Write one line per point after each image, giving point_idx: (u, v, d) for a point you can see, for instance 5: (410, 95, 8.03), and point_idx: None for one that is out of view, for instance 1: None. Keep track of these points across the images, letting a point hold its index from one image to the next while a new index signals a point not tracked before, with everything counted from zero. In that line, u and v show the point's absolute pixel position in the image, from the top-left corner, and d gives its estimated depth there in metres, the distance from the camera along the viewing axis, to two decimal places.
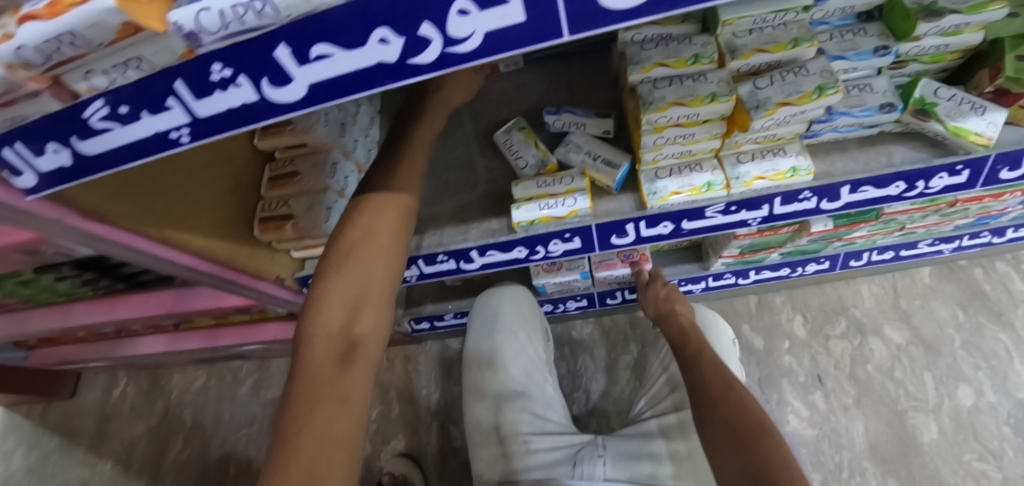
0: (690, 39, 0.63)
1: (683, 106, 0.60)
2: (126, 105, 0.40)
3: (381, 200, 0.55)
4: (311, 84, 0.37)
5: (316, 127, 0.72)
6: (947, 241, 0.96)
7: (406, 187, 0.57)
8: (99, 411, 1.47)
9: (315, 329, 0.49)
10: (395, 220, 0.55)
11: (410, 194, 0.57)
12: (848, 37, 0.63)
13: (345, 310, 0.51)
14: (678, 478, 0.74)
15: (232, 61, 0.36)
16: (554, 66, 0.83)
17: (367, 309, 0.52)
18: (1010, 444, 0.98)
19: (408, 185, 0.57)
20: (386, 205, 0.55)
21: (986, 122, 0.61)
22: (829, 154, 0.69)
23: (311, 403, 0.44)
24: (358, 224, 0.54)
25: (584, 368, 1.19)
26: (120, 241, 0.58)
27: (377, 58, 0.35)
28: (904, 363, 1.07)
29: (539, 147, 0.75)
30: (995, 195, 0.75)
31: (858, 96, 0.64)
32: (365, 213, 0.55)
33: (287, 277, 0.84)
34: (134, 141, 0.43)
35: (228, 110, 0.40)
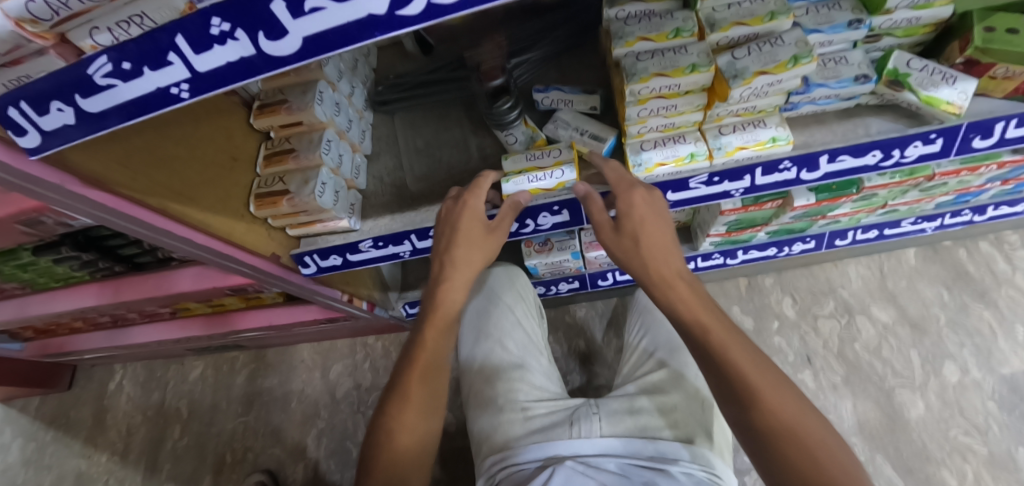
0: (672, 15, 0.66)
1: (664, 77, 0.62)
2: (128, 61, 0.42)
3: (415, 383, 0.65)
4: (305, 38, 0.39)
5: (310, 105, 0.74)
6: (929, 220, 0.98)
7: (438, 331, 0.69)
8: (96, 402, 1.47)
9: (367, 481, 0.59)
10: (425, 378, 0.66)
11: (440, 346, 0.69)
12: (824, 11, 0.65)
13: (389, 464, 0.60)
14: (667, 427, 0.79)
15: (231, 15, 0.38)
16: (551, 63, 0.84)
17: (405, 464, 0.61)
18: (994, 419, 1.00)
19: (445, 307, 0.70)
20: (419, 383, 0.65)
21: (956, 91, 0.63)
22: (807, 127, 0.72)
23: None
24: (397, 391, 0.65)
25: (577, 351, 1.21)
26: (121, 210, 0.60)
27: (366, 11, 0.37)
28: (891, 343, 1.09)
29: (528, 124, 0.78)
30: (971, 168, 0.77)
31: (834, 68, 0.66)
32: (399, 398, 0.64)
33: (283, 255, 0.84)
34: (136, 98, 0.44)
35: (226, 65, 0.42)
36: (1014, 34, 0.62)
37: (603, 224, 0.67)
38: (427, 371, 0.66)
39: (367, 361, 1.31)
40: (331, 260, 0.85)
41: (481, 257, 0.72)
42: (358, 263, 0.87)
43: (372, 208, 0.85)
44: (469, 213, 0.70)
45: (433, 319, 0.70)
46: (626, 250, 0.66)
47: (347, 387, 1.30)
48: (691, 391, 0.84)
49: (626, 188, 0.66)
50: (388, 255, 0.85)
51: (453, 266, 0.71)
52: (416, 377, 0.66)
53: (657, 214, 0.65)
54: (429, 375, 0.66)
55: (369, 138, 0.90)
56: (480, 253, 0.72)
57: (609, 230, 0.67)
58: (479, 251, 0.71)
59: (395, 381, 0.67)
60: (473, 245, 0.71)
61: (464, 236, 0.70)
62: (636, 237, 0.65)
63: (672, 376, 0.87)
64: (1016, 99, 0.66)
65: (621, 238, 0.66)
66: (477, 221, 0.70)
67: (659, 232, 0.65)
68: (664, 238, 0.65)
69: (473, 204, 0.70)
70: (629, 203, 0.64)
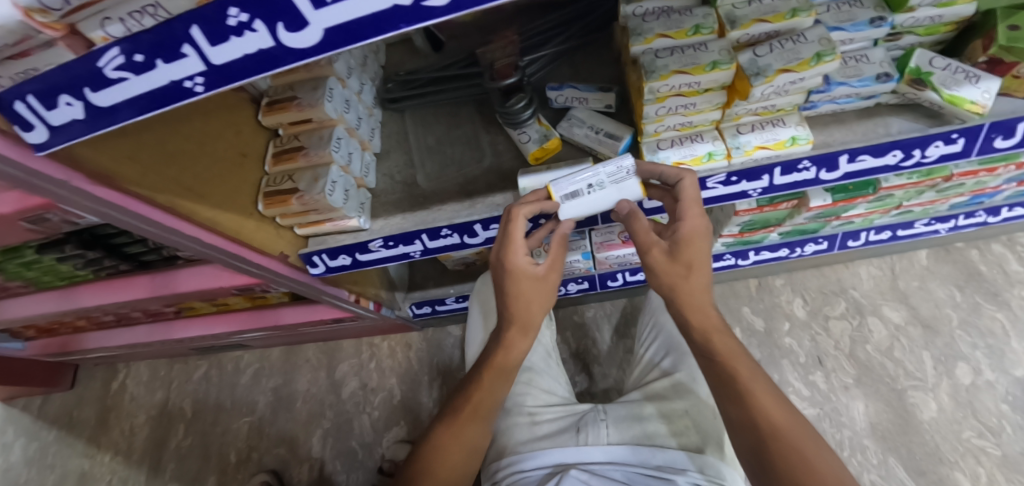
0: (691, 11, 0.65)
1: (685, 74, 0.61)
2: (141, 54, 0.40)
3: (474, 401, 0.69)
4: (326, 29, 0.38)
5: (321, 101, 0.73)
6: (943, 221, 0.97)
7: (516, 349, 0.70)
8: (99, 401, 1.46)
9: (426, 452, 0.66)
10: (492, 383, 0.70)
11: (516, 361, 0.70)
12: (846, 9, 0.65)
13: (447, 441, 0.66)
14: (677, 435, 0.76)
15: (249, 6, 0.37)
16: (564, 64, 0.83)
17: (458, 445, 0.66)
18: (1008, 421, 0.99)
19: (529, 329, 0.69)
20: (473, 405, 0.69)
21: (981, 90, 0.63)
22: (827, 126, 0.70)
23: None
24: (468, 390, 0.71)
25: (585, 353, 1.19)
26: (127, 207, 0.58)
27: (391, 1, 0.36)
28: (902, 343, 1.08)
29: (542, 123, 0.77)
30: (990, 169, 0.76)
31: (855, 67, 0.65)
32: (449, 420, 0.68)
33: (291, 254, 0.82)
34: (148, 92, 0.43)
35: (242, 58, 0.40)
36: None
37: (652, 245, 0.61)
38: (485, 389, 0.69)
39: (372, 361, 1.30)
40: (340, 259, 0.84)
41: (537, 312, 0.67)
42: (368, 263, 0.85)
43: (381, 207, 0.83)
44: (518, 271, 0.65)
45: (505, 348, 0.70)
46: (680, 278, 0.59)
47: (353, 388, 1.28)
48: (703, 399, 0.81)
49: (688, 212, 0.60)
50: (398, 255, 0.84)
51: (511, 324, 0.68)
52: (468, 407, 0.69)
53: (706, 239, 0.60)
54: (480, 406, 0.69)
55: (379, 136, 0.88)
56: (537, 306, 0.67)
57: (663, 254, 0.60)
58: (535, 307, 0.67)
59: (450, 406, 0.71)
60: (526, 301, 0.66)
61: (520, 294, 0.66)
62: (686, 264, 0.59)
63: (685, 380, 0.84)
64: None
65: (672, 263, 0.59)
66: (529, 277, 0.65)
67: (705, 261, 0.60)
68: (705, 275, 0.60)
69: (519, 262, 0.64)
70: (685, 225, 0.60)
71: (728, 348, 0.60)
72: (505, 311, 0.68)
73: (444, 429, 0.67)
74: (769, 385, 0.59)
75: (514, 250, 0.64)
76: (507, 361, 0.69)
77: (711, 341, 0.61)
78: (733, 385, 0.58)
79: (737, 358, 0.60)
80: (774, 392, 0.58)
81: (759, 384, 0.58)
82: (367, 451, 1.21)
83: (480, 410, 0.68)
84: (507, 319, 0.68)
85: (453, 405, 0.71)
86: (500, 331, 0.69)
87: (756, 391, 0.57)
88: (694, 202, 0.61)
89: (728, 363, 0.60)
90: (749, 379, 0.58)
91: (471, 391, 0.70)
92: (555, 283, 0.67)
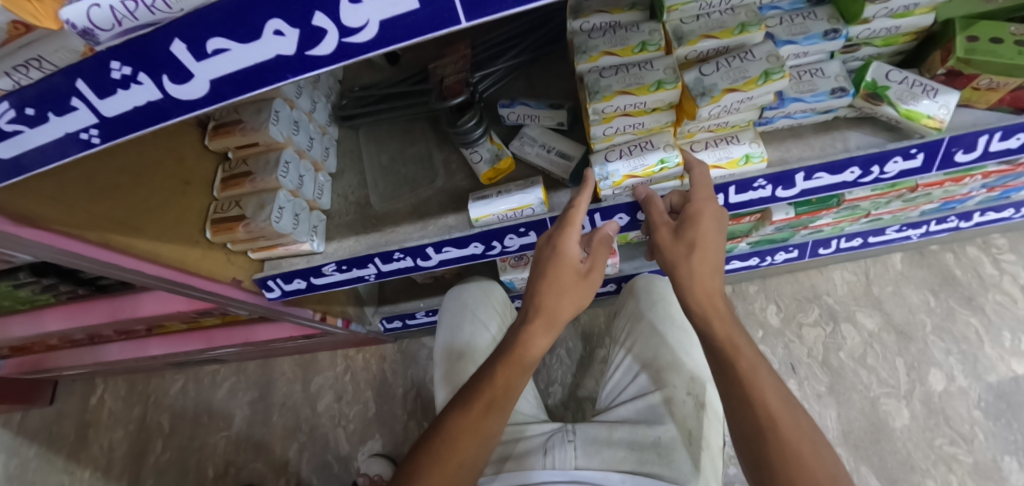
0: (637, 27, 0.62)
1: (629, 95, 0.58)
2: (31, 106, 0.38)
3: (497, 380, 0.61)
4: (212, 80, 0.37)
5: (265, 125, 0.69)
6: (914, 227, 0.96)
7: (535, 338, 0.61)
8: (78, 417, 1.47)
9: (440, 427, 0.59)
10: (514, 367, 0.61)
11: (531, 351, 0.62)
12: (799, 21, 0.62)
13: (467, 413, 0.59)
14: (649, 463, 0.76)
15: (130, 60, 0.35)
16: (519, 81, 0.80)
17: (477, 412, 0.59)
18: (980, 427, 0.99)
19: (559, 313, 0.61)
20: (494, 393, 0.60)
21: (938, 104, 0.60)
22: (784, 141, 0.68)
23: (419, 462, 0.57)
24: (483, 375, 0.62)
25: (559, 363, 1.20)
26: (59, 246, 0.57)
27: (275, 51, 0.34)
28: (875, 350, 1.08)
29: (494, 141, 0.75)
30: (955, 179, 0.75)
31: (809, 82, 0.63)
32: (464, 404, 0.60)
33: (245, 279, 0.81)
34: (45, 143, 0.41)
35: (134, 109, 0.39)
36: (998, 44, 0.58)
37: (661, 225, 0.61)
38: (511, 370, 0.61)
39: (348, 374, 1.30)
40: (295, 283, 0.83)
41: (570, 310, 0.61)
42: (323, 286, 0.84)
43: (336, 229, 0.82)
44: (565, 258, 0.60)
45: (535, 322, 0.61)
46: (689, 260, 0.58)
47: (328, 401, 1.28)
48: (679, 423, 0.79)
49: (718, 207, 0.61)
50: (353, 278, 0.83)
51: (536, 315, 0.61)
52: (484, 397, 0.60)
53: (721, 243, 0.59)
54: (498, 389, 0.60)
55: (334, 155, 0.86)
56: (572, 305, 0.61)
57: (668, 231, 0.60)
58: (569, 303, 0.61)
59: (464, 390, 0.62)
60: (561, 294, 0.60)
61: (557, 283, 0.60)
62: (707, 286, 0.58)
63: (662, 401, 0.83)
64: (1001, 110, 0.63)
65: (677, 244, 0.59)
66: (573, 267, 0.60)
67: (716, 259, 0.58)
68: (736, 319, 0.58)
69: (568, 247, 0.60)
70: (702, 206, 0.59)
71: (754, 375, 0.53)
72: (532, 299, 0.62)
73: (462, 415, 0.59)
74: (834, 460, 0.48)
75: (567, 234, 0.60)
76: (527, 353, 0.61)
77: (763, 400, 0.51)
78: (777, 454, 0.48)
79: (796, 416, 0.51)
80: (838, 470, 0.47)
81: (823, 449, 0.49)
82: (342, 465, 1.20)
83: (497, 401, 0.60)
84: (536, 310, 0.61)
85: (468, 388, 0.62)
86: (523, 323, 0.62)
87: (813, 459, 0.47)
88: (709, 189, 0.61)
89: (778, 420, 0.50)
90: (808, 441, 0.49)
91: (488, 374, 0.62)
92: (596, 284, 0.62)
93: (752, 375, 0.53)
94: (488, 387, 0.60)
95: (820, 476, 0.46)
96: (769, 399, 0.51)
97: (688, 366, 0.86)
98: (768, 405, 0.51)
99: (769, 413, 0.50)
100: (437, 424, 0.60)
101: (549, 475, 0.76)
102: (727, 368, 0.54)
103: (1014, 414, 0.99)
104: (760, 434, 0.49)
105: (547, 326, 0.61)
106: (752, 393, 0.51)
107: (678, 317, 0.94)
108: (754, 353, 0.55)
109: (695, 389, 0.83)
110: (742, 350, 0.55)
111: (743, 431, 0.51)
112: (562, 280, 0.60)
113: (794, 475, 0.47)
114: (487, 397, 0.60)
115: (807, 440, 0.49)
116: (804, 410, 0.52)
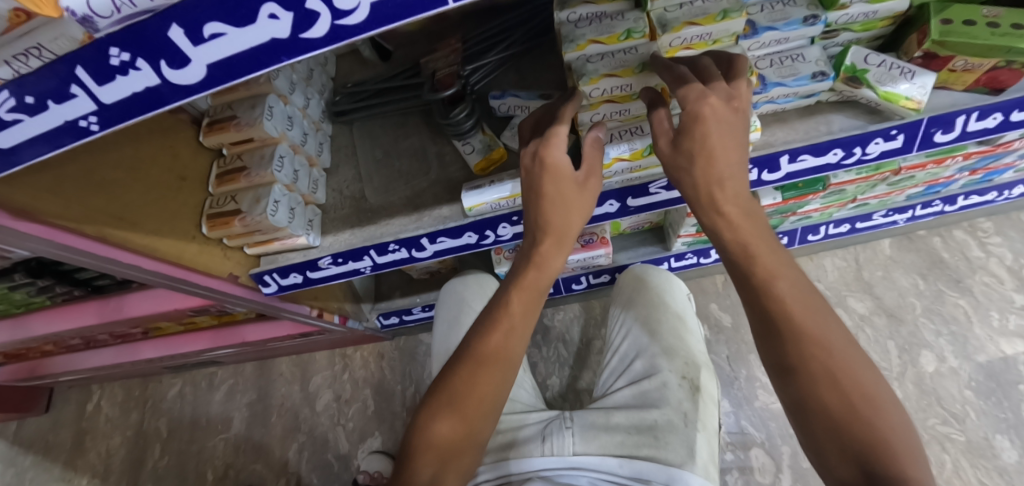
0: (623, 16, 0.63)
1: (614, 77, 0.61)
2: (31, 95, 0.39)
3: (481, 378, 0.58)
4: (210, 65, 0.38)
5: (260, 120, 0.70)
6: (900, 212, 0.99)
7: (511, 334, 0.60)
8: (75, 424, 1.47)
9: (423, 436, 0.56)
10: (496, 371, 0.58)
11: (512, 353, 0.60)
12: (778, 8, 0.64)
13: (451, 417, 0.56)
14: (646, 445, 0.77)
15: (130, 46, 0.36)
16: (509, 72, 0.82)
17: (460, 414, 0.56)
18: (972, 407, 1.00)
19: (564, 238, 0.62)
20: (477, 397, 0.57)
21: (916, 86, 0.62)
22: (769, 126, 0.69)
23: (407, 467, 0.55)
24: (461, 373, 0.58)
25: (556, 355, 1.21)
26: (55, 240, 0.57)
27: (270, 35, 0.36)
28: (867, 333, 1.10)
29: (485, 132, 0.76)
30: (937, 161, 0.77)
31: (791, 66, 0.65)
32: (444, 406, 0.57)
33: (241, 274, 0.82)
34: (44, 131, 0.42)
35: (132, 95, 0.40)
36: (971, 26, 0.60)
37: (664, 132, 0.55)
38: (492, 371, 0.58)
39: (346, 372, 1.30)
40: (292, 278, 0.84)
41: (576, 221, 0.61)
42: (319, 280, 0.86)
43: (331, 223, 0.82)
44: (556, 169, 0.60)
45: (546, 239, 0.62)
46: (689, 169, 0.52)
47: (327, 400, 1.28)
48: (675, 406, 0.81)
49: (741, 96, 0.52)
50: (349, 271, 0.84)
51: (544, 236, 0.62)
52: (467, 399, 0.57)
53: (737, 144, 0.52)
54: (480, 388, 0.57)
55: (328, 151, 0.87)
56: (578, 216, 0.62)
57: (668, 139, 0.54)
58: (575, 216, 0.61)
59: (437, 387, 0.60)
60: (568, 207, 0.61)
61: (559, 195, 0.61)
62: (714, 176, 0.51)
63: (658, 386, 0.84)
64: (977, 91, 0.65)
65: (680, 154, 0.53)
66: (570, 179, 0.60)
67: (738, 163, 0.52)
68: (760, 227, 0.52)
69: (554, 158, 0.60)
70: (708, 102, 0.51)
71: (799, 311, 0.47)
72: (539, 221, 0.62)
73: (441, 417, 0.56)
74: (872, 374, 0.45)
75: (552, 146, 0.60)
76: (506, 346, 0.60)
77: (814, 342, 0.46)
78: (800, 361, 0.45)
79: (828, 329, 0.46)
80: (874, 386, 0.44)
81: (856, 361, 0.45)
82: (342, 463, 1.21)
83: (484, 404, 0.57)
84: (546, 232, 0.61)
85: (441, 387, 0.59)
86: (533, 245, 0.63)
87: (844, 376, 0.44)
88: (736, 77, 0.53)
89: (802, 329, 0.46)
90: (836, 352, 0.45)
91: (459, 375, 0.58)
92: (596, 190, 0.62)
93: (802, 311, 0.47)
94: (469, 380, 0.58)
95: (852, 394, 0.43)
96: (796, 312, 0.47)
97: (683, 351, 0.88)
98: (793, 316, 0.47)
99: (820, 363, 0.45)
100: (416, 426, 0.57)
101: (545, 463, 0.77)
102: (765, 306, 0.49)
103: (1003, 393, 1.01)
104: (784, 352, 0.47)
105: (559, 237, 0.62)
106: (772, 304, 0.48)
107: (670, 307, 0.95)
108: (780, 262, 0.50)
109: (690, 374, 0.85)
110: (763, 258, 0.50)
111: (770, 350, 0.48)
112: (560, 197, 0.61)
113: (827, 398, 0.44)
114: (474, 400, 0.57)
115: (840, 354, 0.45)
116: (837, 318, 0.47)
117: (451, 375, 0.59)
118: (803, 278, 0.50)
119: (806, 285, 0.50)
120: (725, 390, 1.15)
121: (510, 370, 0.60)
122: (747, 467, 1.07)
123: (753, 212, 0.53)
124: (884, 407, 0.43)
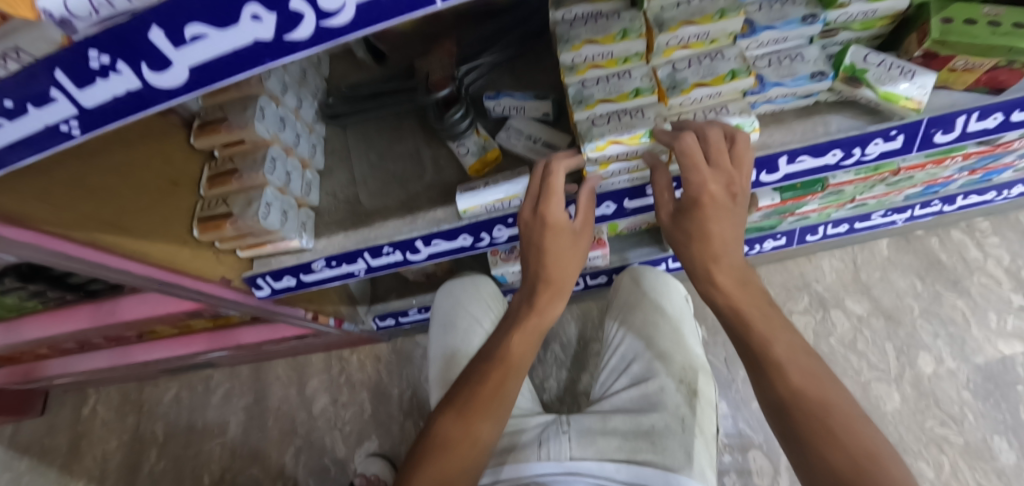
0: (619, 16, 0.63)
1: (599, 67, 0.64)
2: (10, 99, 0.38)
3: (490, 388, 0.61)
4: (192, 68, 0.37)
5: (251, 122, 0.69)
6: (899, 212, 0.98)
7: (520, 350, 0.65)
8: (70, 428, 1.46)
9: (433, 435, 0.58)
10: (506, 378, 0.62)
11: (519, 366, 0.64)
12: (777, 7, 0.63)
13: (461, 420, 0.58)
14: (643, 450, 0.76)
15: (109, 47, 0.34)
16: (504, 73, 0.81)
17: (473, 416, 0.59)
18: (970, 409, 1.00)
19: (559, 287, 0.67)
20: (485, 402, 0.60)
21: (916, 86, 0.60)
22: (767, 126, 0.69)
23: (416, 464, 0.57)
24: (472, 384, 0.62)
25: (553, 357, 1.20)
26: (46, 246, 0.56)
27: (253, 36, 0.35)
28: (865, 335, 1.10)
29: (480, 133, 0.75)
30: (936, 162, 0.76)
31: (789, 66, 0.64)
32: (454, 409, 0.60)
33: (233, 278, 0.81)
34: (25, 135, 0.41)
35: (114, 99, 0.39)
36: (971, 24, 0.59)
37: (666, 205, 0.61)
38: (505, 379, 0.62)
39: (343, 374, 1.29)
40: (285, 281, 0.83)
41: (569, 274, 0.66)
42: (313, 283, 0.85)
43: (325, 226, 0.81)
44: (556, 226, 0.62)
45: (543, 290, 0.66)
46: (686, 242, 0.60)
47: (324, 403, 1.27)
48: (672, 411, 0.80)
49: (742, 179, 0.56)
50: (343, 274, 0.83)
51: (544, 287, 0.66)
52: (476, 402, 0.60)
53: (733, 221, 0.58)
54: (490, 395, 0.60)
55: (321, 153, 0.86)
56: (573, 267, 0.66)
57: (668, 213, 0.61)
58: (570, 269, 0.66)
59: (448, 394, 0.63)
60: (565, 263, 0.65)
61: (556, 252, 0.64)
62: (709, 253, 0.59)
63: (656, 390, 0.84)
64: (977, 91, 0.64)
65: (677, 229, 0.60)
66: (567, 234, 0.64)
67: (731, 240, 0.59)
68: (750, 293, 0.59)
69: (554, 216, 0.61)
70: (709, 187, 0.56)
71: (794, 370, 0.53)
72: (540, 273, 0.66)
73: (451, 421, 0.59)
74: (872, 433, 0.48)
75: (552, 205, 0.60)
76: (518, 353, 0.65)
77: (812, 397, 0.51)
78: (800, 414, 0.50)
79: (824, 387, 0.51)
80: (877, 445, 0.47)
81: (855, 419, 0.49)
82: (339, 467, 1.20)
83: (488, 408, 0.59)
84: (544, 283, 0.66)
85: (454, 391, 0.63)
86: (532, 295, 0.67)
87: (843, 433, 0.48)
88: (741, 150, 0.56)
89: (799, 386, 0.52)
90: (834, 409, 0.50)
91: (472, 381, 0.62)
92: (586, 244, 0.66)
93: (797, 368, 0.53)
94: (481, 389, 0.61)
95: (856, 452, 0.46)
96: (794, 377, 0.52)
97: (680, 355, 0.87)
98: (788, 374, 0.53)
99: (819, 417, 0.49)
100: (429, 429, 0.60)
101: (542, 469, 0.76)
102: (765, 364, 0.54)
103: (1002, 394, 1.00)
104: (783, 404, 0.52)
105: (556, 290, 0.66)
106: (768, 362, 0.54)
107: (669, 310, 0.95)
108: (775, 327, 0.57)
109: (688, 378, 0.84)
110: (756, 323, 0.57)
111: (773, 411, 0.53)
112: (557, 253, 0.64)
113: (829, 452, 0.47)
114: (483, 403, 0.59)
115: (837, 412, 0.49)
116: (834, 377, 0.52)
117: (463, 385, 0.63)
118: (794, 335, 0.56)
119: (802, 345, 0.56)
120: (723, 392, 1.14)
121: (518, 379, 0.63)
122: (745, 469, 1.06)
123: (745, 280, 0.60)
124: (889, 463, 0.46)
